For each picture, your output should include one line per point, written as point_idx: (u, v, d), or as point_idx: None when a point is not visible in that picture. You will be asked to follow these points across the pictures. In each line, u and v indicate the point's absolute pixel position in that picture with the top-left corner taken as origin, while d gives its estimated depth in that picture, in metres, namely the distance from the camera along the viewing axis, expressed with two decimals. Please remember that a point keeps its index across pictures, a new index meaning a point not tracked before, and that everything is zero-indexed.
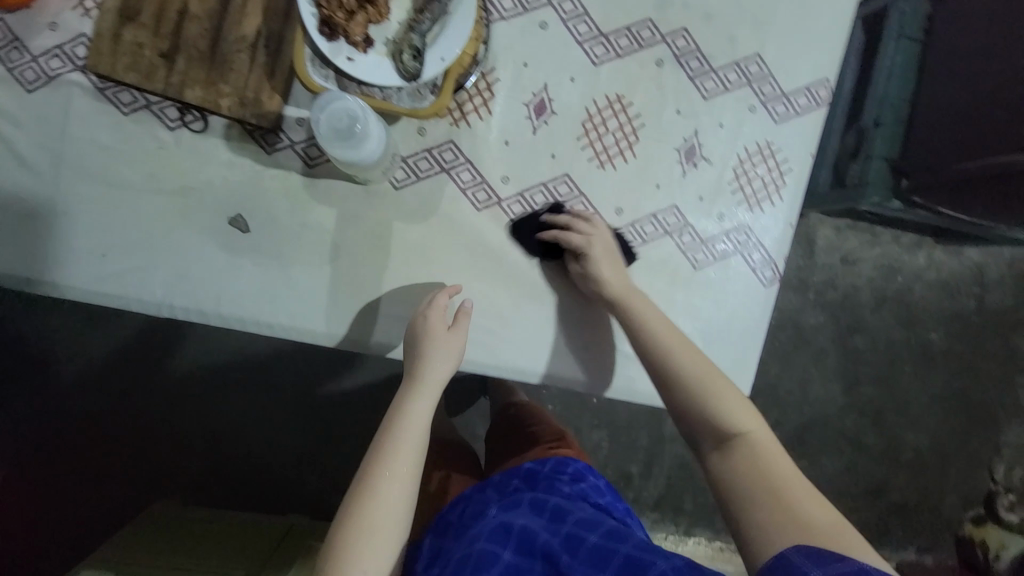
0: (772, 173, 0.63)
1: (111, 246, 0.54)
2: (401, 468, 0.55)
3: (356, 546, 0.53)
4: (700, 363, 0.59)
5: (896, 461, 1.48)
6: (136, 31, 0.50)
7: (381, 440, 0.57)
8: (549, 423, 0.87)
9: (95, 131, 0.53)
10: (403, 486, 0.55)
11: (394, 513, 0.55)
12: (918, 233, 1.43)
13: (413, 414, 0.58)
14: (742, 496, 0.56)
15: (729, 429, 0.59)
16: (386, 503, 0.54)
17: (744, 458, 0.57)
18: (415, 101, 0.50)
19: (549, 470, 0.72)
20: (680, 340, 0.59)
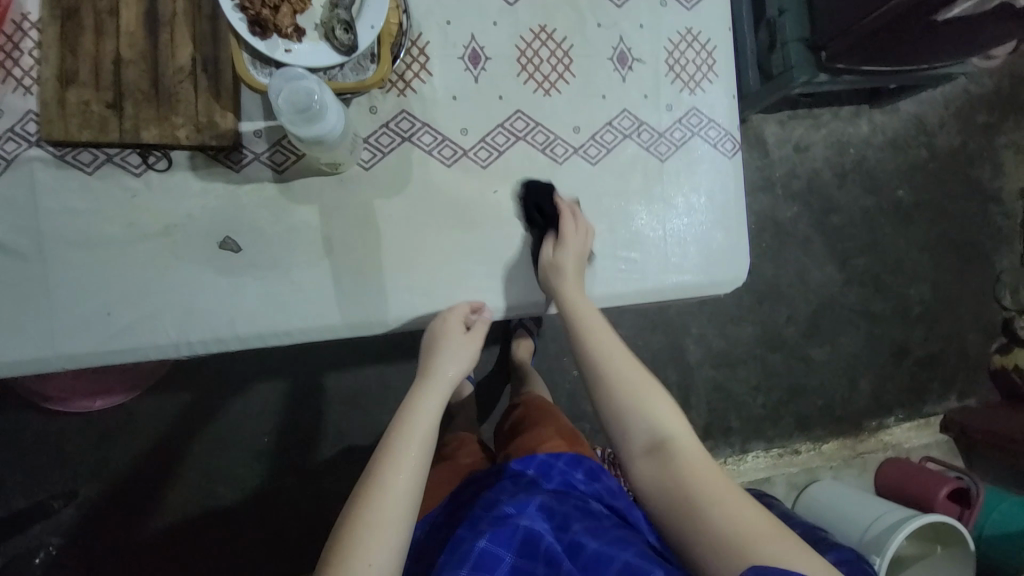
0: (701, 55, 0.68)
1: (112, 301, 0.55)
2: (410, 456, 0.53)
3: (363, 534, 0.48)
4: (623, 364, 0.58)
5: (909, 318, 1.53)
6: (79, 91, 0.52)
7: (391, 434, 0.55)
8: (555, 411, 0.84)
9: (66, 198, 0.54)
10: (412, 477, 0.52)
11: (398, 506, 0.51)
12: (854, 103, 1.49)
13: (423, 407, 0.57)
14: (667, 509, 0.51)
15: (654, 434, 0.54)
16: (394, 493, 0.51)
17: (663, 465, 0.53)
18: (359, 73, 0.53)
19: (564, 464, 0.70)
20: (611, 339, 0.59)
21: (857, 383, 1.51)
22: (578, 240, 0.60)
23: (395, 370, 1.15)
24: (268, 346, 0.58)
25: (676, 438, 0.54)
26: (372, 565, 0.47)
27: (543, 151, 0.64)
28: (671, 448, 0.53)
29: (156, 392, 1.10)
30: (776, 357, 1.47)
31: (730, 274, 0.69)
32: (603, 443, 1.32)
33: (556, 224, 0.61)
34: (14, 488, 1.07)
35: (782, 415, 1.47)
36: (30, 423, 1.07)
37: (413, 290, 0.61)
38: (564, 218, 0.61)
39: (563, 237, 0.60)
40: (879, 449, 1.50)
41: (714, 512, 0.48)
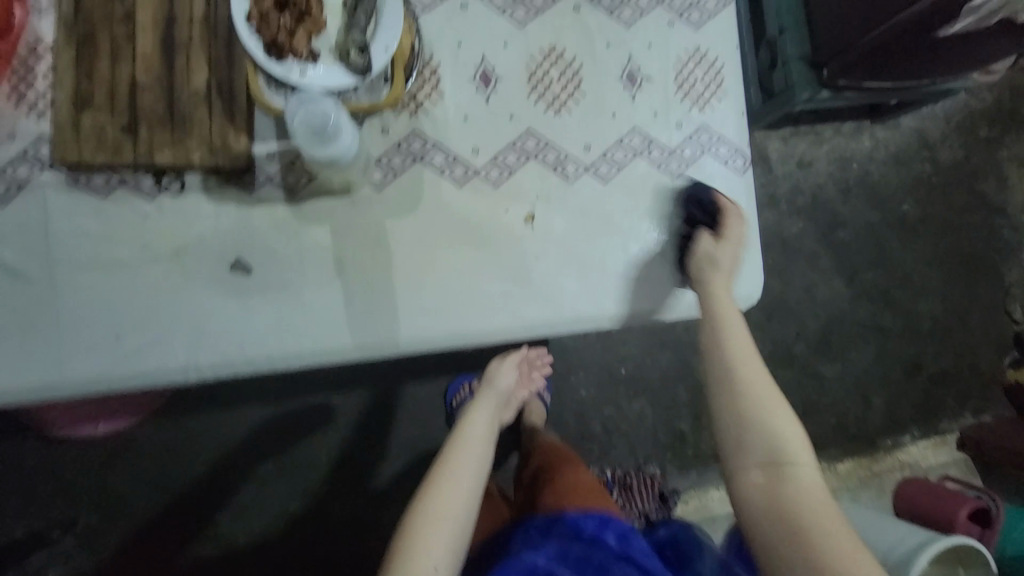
0: (709, 73, 0.68)
1: (121, 325, 0.54)
2: (465, 460, 0.62)
3: (425, 522, 0.56)
4: (757, 374, 0.59)
5: (920, 333, 1.51)
6: (95, 115, 0.53)
7: (450, 448, 0.64)
8: (572, 458, 0.82)
9: (78, 221, 0.54)
10: (468, 486, 0.61)
11: (458, 505, 0.58)
12: (855, 119, 1.50)
13: (477, 427, 0.67)
14: (770, 524, 0.53)
15: (776, 450, 0.56)
16: (455, 492, 0.59)
17: (780, 482, 0.54)
18: (373, 96, 0.54)
19: (592, 526, 0.66)
20: (748, 348, 0.60)
21: (871, 400, 1.48)
22: (725, 256, 0.62)
23: (401, 391, 1.14)
24: (279, 368, 0.57)
25: (797, 462, 0.55)
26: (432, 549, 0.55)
27: (554, 169, 0.64)
28: (790, 468, 0.55)
29: (161, 416, 1.08)
30: (786, 373, 1.45)
31: (744, 291, 0.68)
32: (613, 464, 1.29)
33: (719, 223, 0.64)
34: (13, 516, 1.05)
35: None
36: (32, 450, 1.05)
37: (432, 308, 0.60)
38: (728, 221, 0.64)
39: (724, 236, 0.63)
40: (896, 468, 1.46)
41: (830, 547, 0.49)
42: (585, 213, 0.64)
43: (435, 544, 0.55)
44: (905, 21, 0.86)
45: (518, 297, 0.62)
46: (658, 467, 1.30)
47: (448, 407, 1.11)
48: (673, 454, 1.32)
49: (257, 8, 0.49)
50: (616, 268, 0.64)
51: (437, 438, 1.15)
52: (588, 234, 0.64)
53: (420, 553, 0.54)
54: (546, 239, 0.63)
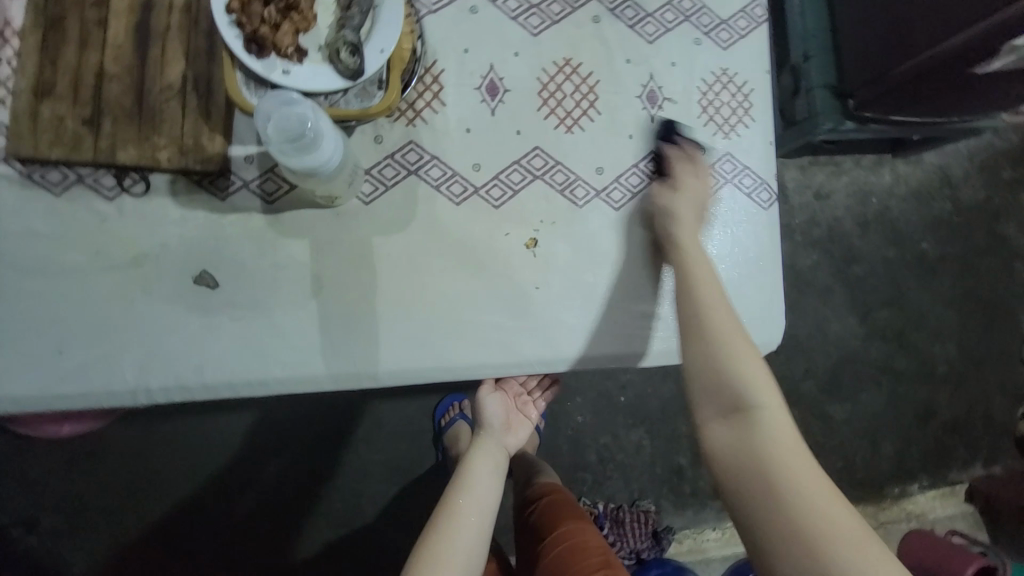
0: (737, 97, 0.63)
1: (67, 339, 0.48)
2: (470, 513, 0.56)
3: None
4: (719, 309, 0.50)
5: (935, 378, 1.43)
6: (55, 105, 0.47)
7: (452, 488, 0.59)
8: (575, 511, 0.77)
9: (28, 219, 0.48)
10: (475, 533, 0.55)
11: (463, 553, 0.53)
12: (877, 152, 1.44)
13: (480, 463, 0.62)
14: (739, 483, 0.45)
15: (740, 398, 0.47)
16: (459, 538, 0.54)
17: (746, 433, 0.46)
18: (364, 100, 0.48)
19: None
20: (714, 285, 0.52)
21: (880, 446, 1.40)
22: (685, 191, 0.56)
23: (384, 408, 1.08)
24: (241, 396, 0.51)
25: (764, 407, 0.46)
26: None
27: (561, 192, 0.58)
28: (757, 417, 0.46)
29: (131, 423, 1.02)
30: (792, 412, 1.38)
31: (762, 336, 0.62)
32: (605, 498, 1.22)
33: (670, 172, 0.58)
34: None
35: None
36: None
37: (424, 342, 0.54)
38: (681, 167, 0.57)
39: (680, 185, 0.56)
40: (902, 519, 1.38)
41: (809, 505, 0.42)
42: (601, 242, 0.58)
43: None
44: (941, 55, 0.80)
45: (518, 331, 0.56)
46: (652, 504, 1.22)
47: (436, 427, 1.05)
48: (669, 491, 1.24)
49: None
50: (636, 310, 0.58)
51: (420, 462, 1.08)
52: (595, 265, 0.58)
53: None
54: (548, 268, 0.57)
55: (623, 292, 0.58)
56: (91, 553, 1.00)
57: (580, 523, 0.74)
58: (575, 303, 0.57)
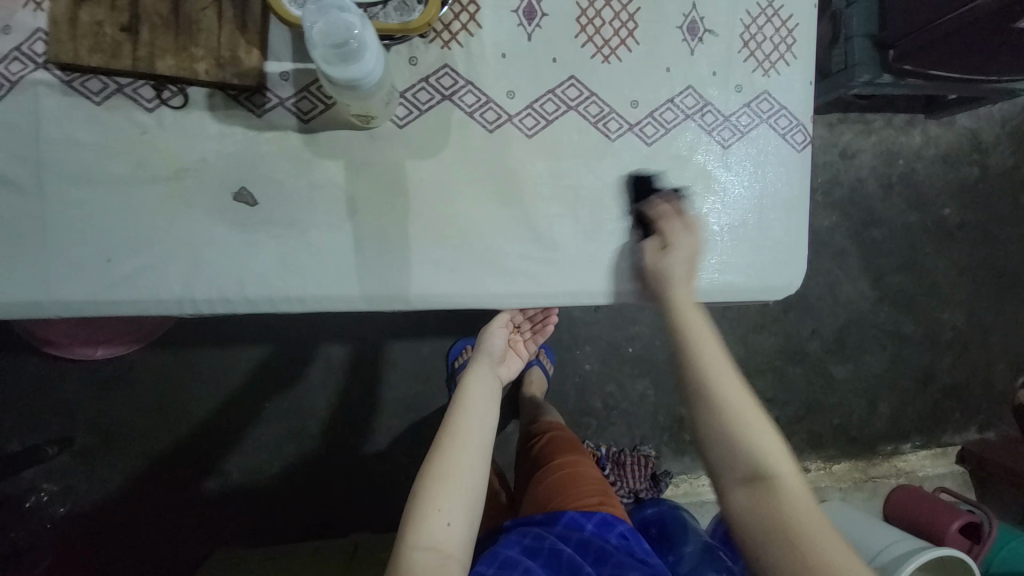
0: (781, 32, 0.61)
1: (116, 249, 0.50)
2: (471, 432, 0.58)
3: (431, 486, 0.53)
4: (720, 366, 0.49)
5: (938, 344, 1.45)
6: (93, 10, 0.47)
7: (451, 413, 0.60)
8: (573, 446, 0.81)
9: (72, 129, 0.49)
10: (478, 453, 0.57)
11: (471, 471, 0.55)
12: (909, 112, 1.39)
13: (477, 388, 0.63)
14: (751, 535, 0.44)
15: (762, 465, 0.46)
16: (465, 461, 0.55)
17: (775, 502, 0.44)
18: (403, 15, 0.47)
19: (591, 531, 0.64)
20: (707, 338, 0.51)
21: (878, 406, 1.43)
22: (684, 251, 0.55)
23: (398, 347, 1.13)
24: (279, 313, 0.53)
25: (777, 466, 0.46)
26: (449, 522, 0.52)
27: (594, 124, 0.58)
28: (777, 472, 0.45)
29: (162, 348, 1.07)
30: (797, 371, 1.40)
31: (783, 280, 0.63)
32: (607, 442, 1.27)
33: (656, 228, 0.57)
34: (8, 431, 1.04)
35: (795, 432, 1.40)
36: (32, 368, 1.05)
37: (451, 263, 0.55)
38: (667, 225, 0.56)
39: (671, 243, 0.56)
40: (892, 475, 1.43)
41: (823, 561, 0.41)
42: (632, 180, 0.59)
43: (444, 509, 0.52)
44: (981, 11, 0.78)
45: (544, 238, 0.57)
46: (652, 450, 1.27)
47: (449, 368, 1.10)
48: (668, 438, 1.29)
49: None
50: None
51: (433, 400, 1.14)
52: (625, 201, 0.59)
53: (431, 517, 0.51)
54: (576, 199, 0.58)
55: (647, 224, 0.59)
56: (124, 468, 1.07)
57: (573, 459, 0.77)
58: (600, 234, 0.58)
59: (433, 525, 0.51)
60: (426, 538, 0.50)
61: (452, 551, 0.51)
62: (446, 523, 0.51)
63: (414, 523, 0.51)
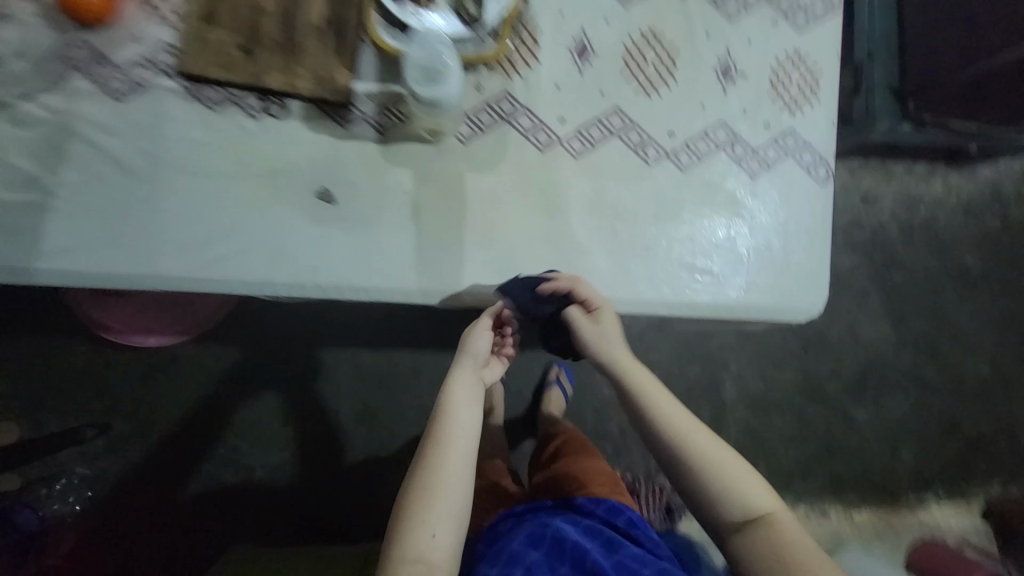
0: (806, 77, 0.68)
1: (211, 234, 0.57)
2: (454, 440, 0.54)
3: (414, 498, 0.51)
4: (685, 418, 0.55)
5: (962, 392, 1.44)
6: (218, 31, 0.56)
7: (437, 417, 0.56)
8: (581, 444, 0.86)
9: (187, 129, 0.57)
10: (459, 466, 0.53)
11: (454, 485, 0.52)
12: (930, 161, 1.44)
13: (461, 390, 0.58)
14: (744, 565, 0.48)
15: (749, 509, 0.50)
16: (452, 471, 0.52)
17: (771, 541, 0.48)
18: (479, 47, 0.60)
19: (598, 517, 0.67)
20: (666, 397, 0.56)
21: (899, 452, 1.41)
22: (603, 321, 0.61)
23: (425, 356, 1.18)
24: (343, 300, 0.60)
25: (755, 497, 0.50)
26: (435, 536, 0.49)
27: (635, 150, 0.64)
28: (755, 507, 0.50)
29: (206, 341, 1.12)
30: (816, 410, 1.39)
31: (807, 303, 0.67)
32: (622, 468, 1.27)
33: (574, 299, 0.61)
34: (49, 413, 1.08)
35: (814, 473, 1.38)
36: (79, 353, 1.10)
37: (500, 266, 0.61)
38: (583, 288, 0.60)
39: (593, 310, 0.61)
40: (915, 526, 1.39)
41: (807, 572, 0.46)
42: (667, 202, 0.64)
43: (429, 523, 0.49)
44: None
45: (582, 248, 0.63)
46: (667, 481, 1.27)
47: None
48: None
49: None
50: (693, 266, 0.65)
51: None
52: (659, 220, 0.64)
53: (414, 530, 0.49)
54: (615, 216, 0.64)
55: (677, 243, 0.64)
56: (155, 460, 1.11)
57: (581, 457, 0.82)
58: (634, 250, 0.64)
59: (417, 538, 0.49)
60: (411, 551, 0.48)
61: (438, 563, 0.48)
62: (430, 536, 0.49)
63: (398, 534, 0.49)
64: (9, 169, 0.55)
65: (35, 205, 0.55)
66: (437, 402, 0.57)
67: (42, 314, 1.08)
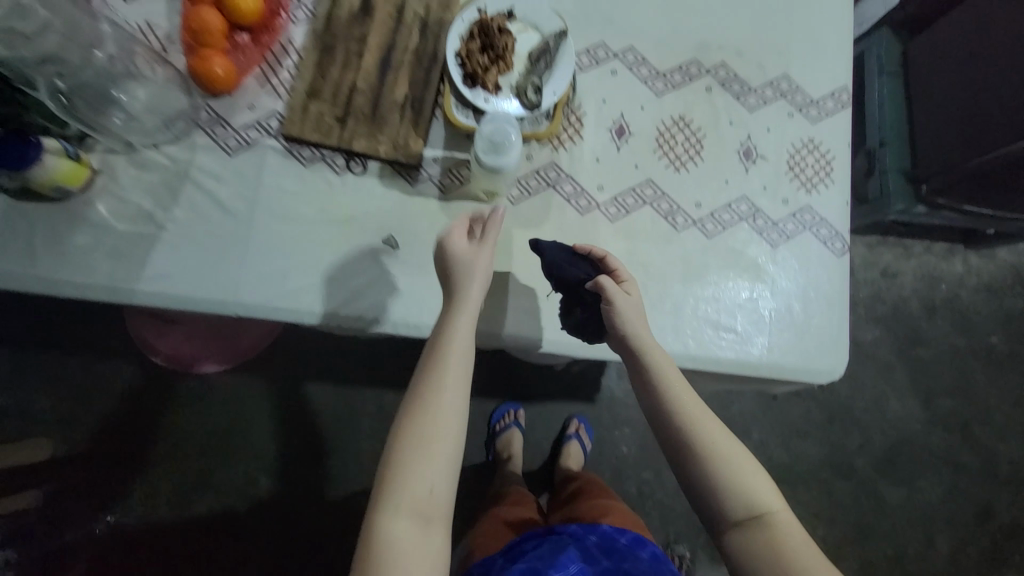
0: (821, 161, 0.76)
1: (291, 268, 0.65)
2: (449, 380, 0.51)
3: (410, 448, 0.49)
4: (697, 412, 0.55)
5: (997, 477, 1.39)
6: (319, 105, 0.67)
7: (429, 359, 0.52)
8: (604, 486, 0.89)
9: (283, 181, 0.67)
10: (454, 409, 0.51)
11: (449, 432, 0.50)
12: (949, 242, 1.48)
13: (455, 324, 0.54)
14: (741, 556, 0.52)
15: (754, 506, 0.52)
16: (445, 420, 0.50)
17: (769, 538, 0.51)
18: (534, 125, 0.70)
19: (623, 547, 0.69)
20: (681, 385, 0.56)
21: (934, 539, 1.34)
22: (633, 293, 0.61)
23: None
24: (397, 335, 0.66)
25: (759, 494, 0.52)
26: (433, 488, 0.48)
27: (665, 217, 0.72)
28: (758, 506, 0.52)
29: (245, 370, 1.15)
30: (843, 486, 1.35)
31: (828, 365, 0.70)
32: None
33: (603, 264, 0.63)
34: (80, 434, 1.09)
35: (844, 555, 1.32)
36: (118, 375, 1.11)
37: (540, 317, 0.67)
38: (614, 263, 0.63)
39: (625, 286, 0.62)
40: None
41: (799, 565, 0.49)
42: (694, 264, 0.71)
43: (427, 476, 0.48)
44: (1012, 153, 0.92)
45: None
46: (687, 550, 1.23)
47: (490, 429, 1.18)
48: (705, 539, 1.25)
49: (465, 47, 0.69)
50: (718, 325, 0.70)
51: (471, 459, 1.19)
52: (687, 279, 0.70)
53: (412, 481, 0.48)
54: (646, 274, 0.70)
55: (703, 302, 0.70)
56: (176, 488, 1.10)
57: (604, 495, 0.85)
58: (663, 305, 0.69)
59: (415, 490, 0.48)
60: (406, 503, 0.47)
61: (436, 513, 0.48)
62: (429, 488, 0.48)
63: (394, 483, 0.48)
64: (130, 205, 0.65)
65: (145, 236, 0.64)
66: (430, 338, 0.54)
67: (96, 331, 1.11)
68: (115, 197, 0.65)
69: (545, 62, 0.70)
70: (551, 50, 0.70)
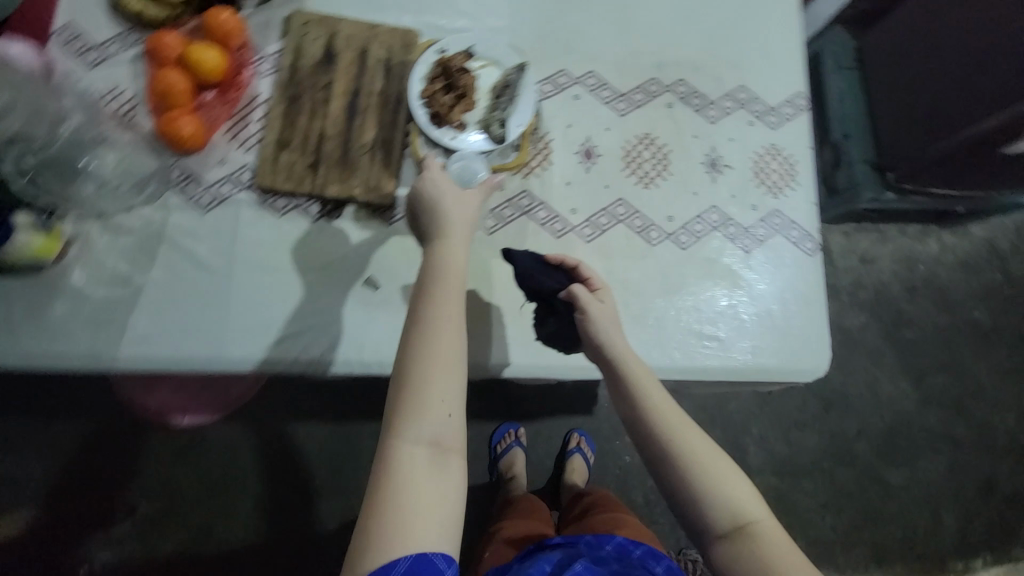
0: (784, 165, 0.78)
1: (274, 318, 0.65)
2: (451, 304, 0.51)
3: (423, 372, 0.47)
4: (675, 420, 0.55)
5: (994, 448, 1.41)
6: (290, 155, 0.68)
7: (426, 286, 0.52)
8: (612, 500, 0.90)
9: (259, 232, 0.68)
10: (456, 330, 0.50)
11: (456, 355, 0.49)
12: (922, 223, 1.52)
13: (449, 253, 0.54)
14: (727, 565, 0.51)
15: (735, 516, 0.52)
16: (453, 343, 0.49)
17: (754, 547, 0.50)
18: (502, 157, 0.72)
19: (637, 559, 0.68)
20: (660, 395, 0.56)
21: (940, 516, 1.36)
22: (606, 301, 0.62)
23: None
24: (385, 375, 0.66)
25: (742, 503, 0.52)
26: (450, 413, 0.47)
27: (639, 233, 0.73)
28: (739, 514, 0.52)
29: (238, 421, 1.13)
30: (846, 473, 1.36)
31: (811, 363, 0.72)
32: None
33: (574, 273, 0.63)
34: (71, 501, 1.06)
35: (854, 542, 1.32)
36: (107, 437, 1.09)
37: (526, 344, 0.68)
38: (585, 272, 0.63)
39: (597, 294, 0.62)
40: None
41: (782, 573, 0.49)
42: (671, 277, 0.72)
43: (441, 401, 0.47)
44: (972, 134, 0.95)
45: None
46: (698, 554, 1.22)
47: (491, 453, 1.18)
48: None
49: (429, 88, 0.71)
50: (701, 335, 0.71)
51: (475, 484, 1.18)
52: (666, 292, 0.72)
53: (427, 409, 0.46)
54: (626, 290, 0.71)
55: (684, 313, 0.71)
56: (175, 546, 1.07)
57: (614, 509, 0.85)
58: (645, 320, 0.70)
59: (432, 415, 0.46)
60: (427, 431, 0.46)
61: (452, 442, 0.47)
62: (445, 414, 0.47)
63: (410, 411, 0.46)
64: (107, 270, 0.65)
65: (124, 301, 0.64)
66: (423, 268, 0.53)
67: (81, 394, 1.09)
68: (91, 264, 0.65)
69: (506, 96, 0.72)
70: (512, 84, 0.72)
